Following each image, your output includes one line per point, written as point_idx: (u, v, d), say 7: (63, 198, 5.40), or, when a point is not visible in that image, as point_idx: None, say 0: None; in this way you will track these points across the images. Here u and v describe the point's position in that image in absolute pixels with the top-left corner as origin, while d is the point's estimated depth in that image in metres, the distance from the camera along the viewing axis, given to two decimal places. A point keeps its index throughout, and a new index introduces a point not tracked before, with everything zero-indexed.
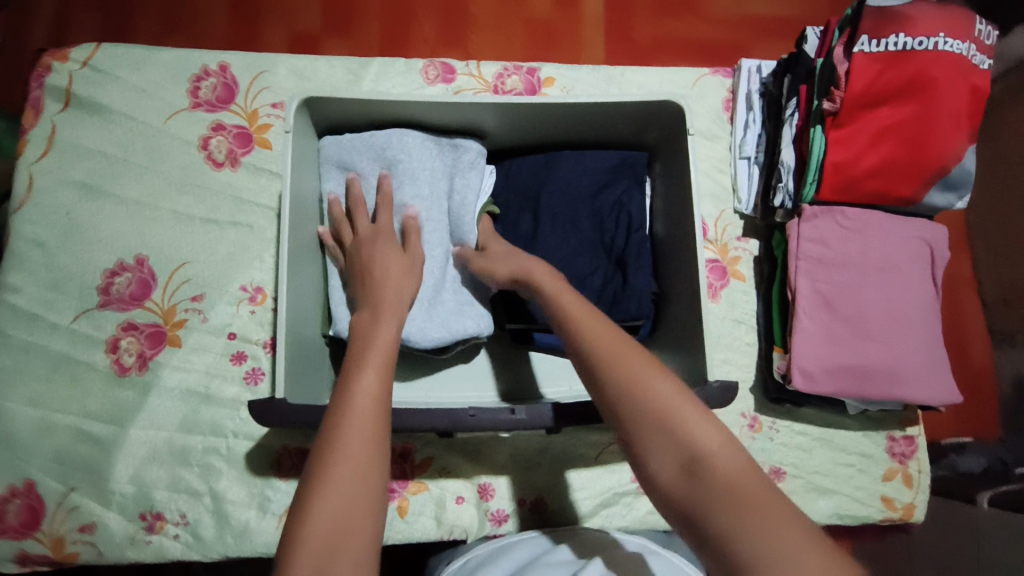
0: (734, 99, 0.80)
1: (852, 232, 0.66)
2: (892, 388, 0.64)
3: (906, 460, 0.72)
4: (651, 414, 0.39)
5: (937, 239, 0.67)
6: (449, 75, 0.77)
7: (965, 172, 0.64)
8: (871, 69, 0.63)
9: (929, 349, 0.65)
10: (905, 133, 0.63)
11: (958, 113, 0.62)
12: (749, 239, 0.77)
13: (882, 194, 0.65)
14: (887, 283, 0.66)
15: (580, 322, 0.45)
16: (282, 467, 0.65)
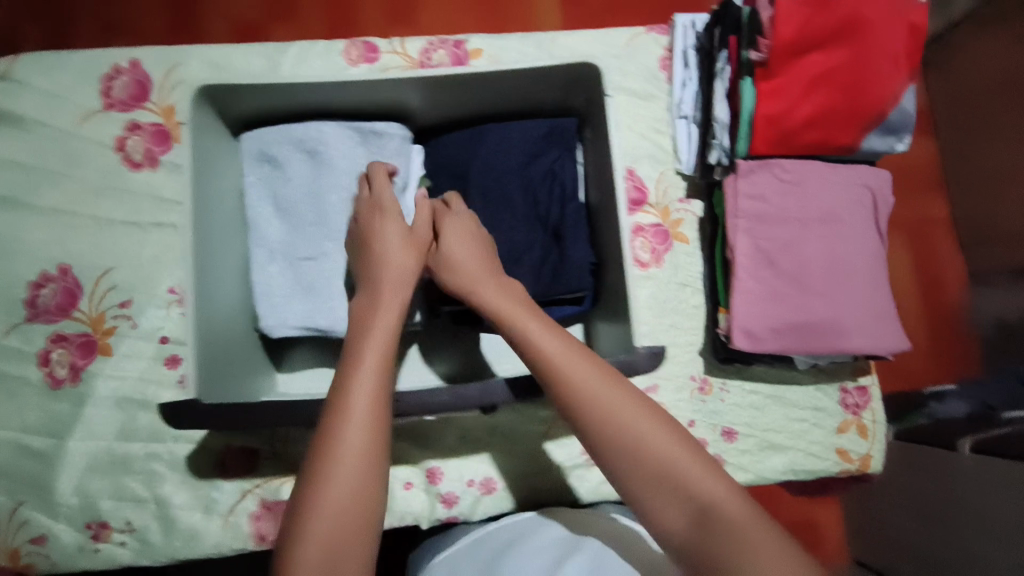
0: (672, 57, 0.77)
1: (790, 184, 0.64)
2: (838, 342, 0.62)
3: (860, 411, 0.71)
4: (652, 467, 0.42)
5: (877, 185, 0.66)
6: (371, 54, 0.74)
7: (903, 114, 0.61)
8: (800, 14, 0.59)
9: (874, 298, 0.64)
10: (838, 79, 0.60)
11: (892, 52, 0.59)
12: (691, 200, 0.75)
13: (820, 144, 0.62)
14: (828, 235, 0.64)
15: (573, 370, 0.46)
16: (226, 467, 0.64)
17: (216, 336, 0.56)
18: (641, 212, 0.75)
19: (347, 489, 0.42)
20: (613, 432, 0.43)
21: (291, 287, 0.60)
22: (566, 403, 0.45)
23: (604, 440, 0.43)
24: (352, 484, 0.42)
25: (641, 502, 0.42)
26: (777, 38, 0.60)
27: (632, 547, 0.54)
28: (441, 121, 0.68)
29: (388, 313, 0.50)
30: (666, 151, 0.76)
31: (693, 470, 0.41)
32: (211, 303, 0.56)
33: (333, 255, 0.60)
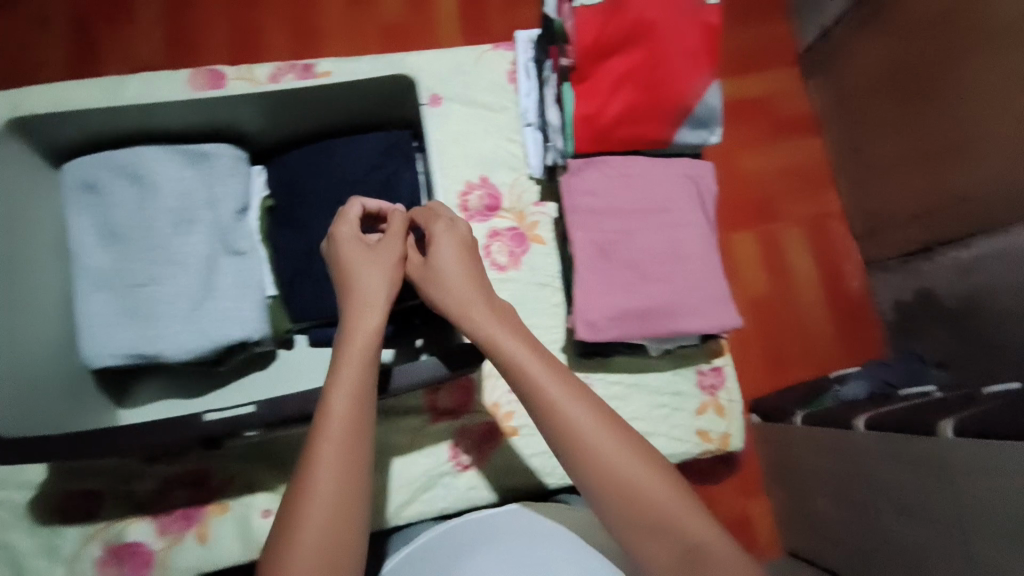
0: (517, 71, 0.80)
1: (619, 178, 0.68)
2: (670, 323, 0.66)
3: (717, 391, 0.76)
4: (638, 506, 0.45)
5: (700, 174, 0.71)
6: (217, 81, 0.76)
7: (709, 108, 0.67)
8: (599, 20, 0.64)
9: (704, 280, 0.68)
10: (642, 77, 0.64)
11: (689, 50, 0.64)
12: (545, 203, 0.78)
13: (638, 138, 0.67)
14: (658, 223, 0.68)
15: (563, 406, 0.47)
16: (67, 514, 0.64)
17: (26, 369, 0.57)
18: (495, 215, 0.77)
19: (321, 535, 0.42)
20: (605, 472, 0.45)
21: (116, 313, 0.60)
22: (561, 442, 0.47)
23: (594, 478, 0.45)
24: (326, 530, 0.42)
25: (634, 543, 0.44)
26: (582, 44, 0.64)
27: (618, 543, 0.55)
28: (278, 139, 0.69)
29: (363, 336, 0.49)
30: (518, 158, 0.79)
31: (686, 516, 0.44)
32: (15, 343, 0.56)
33: (165, 280, 0.60)
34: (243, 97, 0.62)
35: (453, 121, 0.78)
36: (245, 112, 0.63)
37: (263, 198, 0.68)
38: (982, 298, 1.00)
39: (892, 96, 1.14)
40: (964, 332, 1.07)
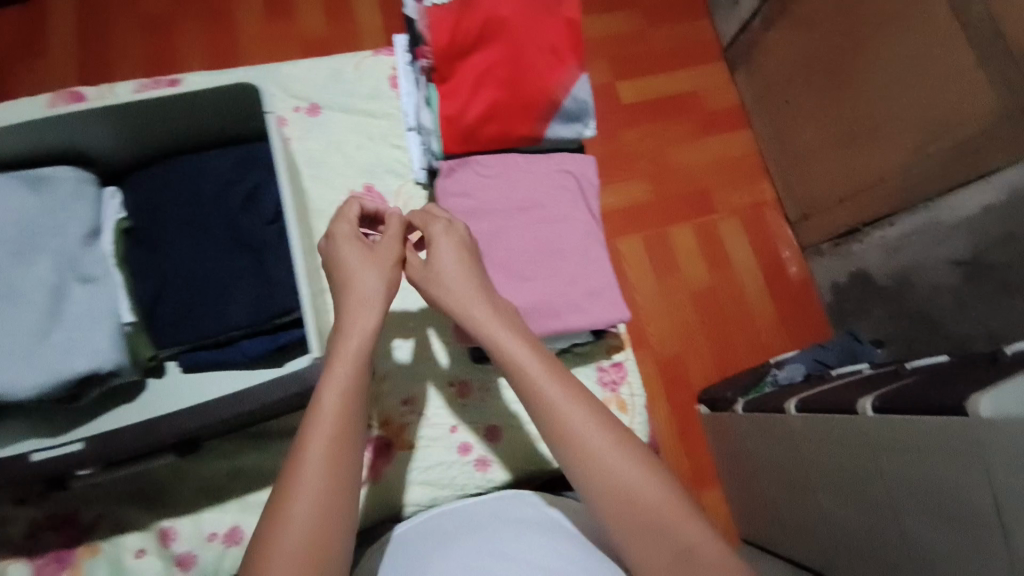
0: (398, 79, 1.03)
1: (488, 176, 0.90)
2: (553, 322, 0.84)
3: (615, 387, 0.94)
4: (643, 503, 0.67)
5: (569, 167, 0.93)
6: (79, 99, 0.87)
7: (559, 114, 0.91)
8: (454, 40, 0.88)
9: (576, 266, 0.87)
10: (489, 86, 0.89)
11: (540, 55, 0.89)
12: (431, 209, 0.98)
13: (494, 131, 0.91)
14: (531, 219, 0.89)
15: (641, 475, 0.68)
16: None
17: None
18: None
19: (312, 508, 0.65)
20: (614, 474, 0.68)
21: None
22: (587, 477, 0.69)
23: (596, 480, 0.69)
24: (314, 505, 0.66)
25: (650, 532, 0.66)
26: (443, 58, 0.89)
27: (635, 521, 0.67)
28: (138, 159, 0.90)
29: (349, 369, 0.75)
30: (402, 165, 1.00)
31: (683, 525, 0.66)
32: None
33: (7, 311, 0.75)
34: (94, 112, 0.80)
35: (335, 126, 1.01)
36: (101, 133, 0.84)
37: (118, 220, 0.85)
38: (912, 271, 1.32)
39: (810, 86, 1.48)
40: (903, 302, 1.36)
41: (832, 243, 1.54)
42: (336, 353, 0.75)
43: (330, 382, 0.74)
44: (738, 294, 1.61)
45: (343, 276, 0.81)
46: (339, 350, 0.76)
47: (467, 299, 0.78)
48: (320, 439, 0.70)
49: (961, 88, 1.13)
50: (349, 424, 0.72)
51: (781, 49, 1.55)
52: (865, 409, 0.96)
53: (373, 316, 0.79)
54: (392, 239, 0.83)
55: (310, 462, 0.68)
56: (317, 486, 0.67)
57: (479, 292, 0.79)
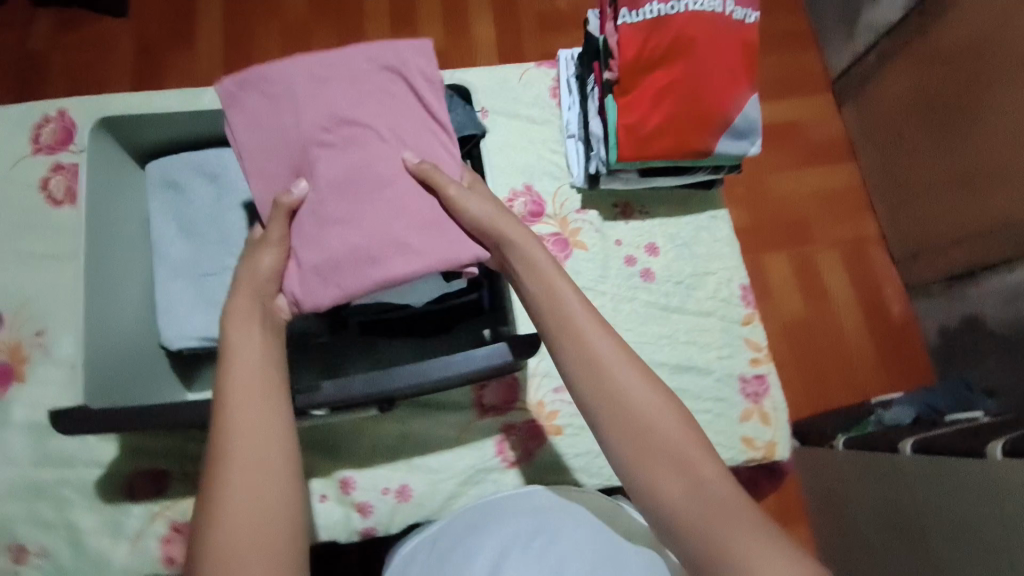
0: (560, 87, 0.84)
1: (278, 97, 0.56)
2: (376, 270, 0.53)
3: (761, 400, 0.75)
4: (701, 497, 0.44)
5: (399, 58, 0.58)
6: None
7: (748, 121, 0.69)
8: (639, 41, 0.68)
9: (399, 198, 0.55)
10: (680, 91, 0.67)
11: (726, 65, 0.67)
12: (587, 210, 0.80)
13: (676, 148, 0.69)
14: (345, 141, 0.55)
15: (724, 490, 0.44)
16: (133, 491, 0.66)
17: (111, 340, 0.59)
18: (540, 224, 0.79)
19: (239, 533, 0.44)
20: (662, 447, 0.46)
21: (192, 300, 0.63)
22: (653, 483, 0.46)
23: (665, 486, 0.45)
24: (240, 529, 0.44)
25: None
26: (623, 59, 0.69)
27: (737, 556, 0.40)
28: None
29: (247, 349, 0.51)
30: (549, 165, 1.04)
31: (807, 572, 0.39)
32: (106, 309, 0.59)
33: (236, 270, 0.64)
34: None
35: (504, 132, 0.81)
36: None
37: None
38: None
39: (925, 126, 1.45)
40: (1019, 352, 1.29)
41: (942, 283, 1.49)
42: (236, 356, 0.51)
43: (229, 386, 0.50)
44: (837, 330, 1.57)
45: (240, 258, 0.55)
46: (227, 355, 0.51)
47: (472, 206, 0.55)
48: (236, 467, 0.46)
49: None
50: (256, 427, 0.48)
51: (897, 80, 1.51)
52: (995, 455, 0.87)
53: (243, 292, 0.54)
54: (275, 215, 0.53)
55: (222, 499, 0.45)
56: (231, 516, 0.44)
57: (493, 202, 0.56)
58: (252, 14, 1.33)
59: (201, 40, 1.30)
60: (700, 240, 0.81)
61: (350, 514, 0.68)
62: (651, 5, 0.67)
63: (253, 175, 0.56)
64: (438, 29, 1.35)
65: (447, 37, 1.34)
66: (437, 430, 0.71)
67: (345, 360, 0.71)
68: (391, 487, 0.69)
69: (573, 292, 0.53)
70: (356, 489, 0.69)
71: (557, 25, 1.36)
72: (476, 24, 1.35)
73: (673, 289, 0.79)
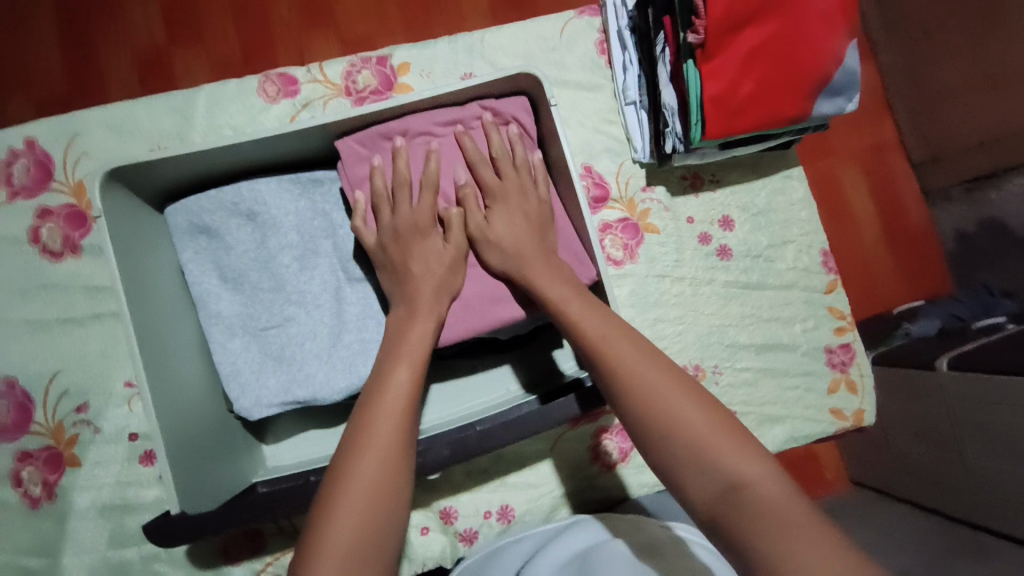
0: (608, 40, 0.73)
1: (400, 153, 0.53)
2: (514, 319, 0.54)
3: (847, 367, 0.73)
4: (741, 506, 0.39)
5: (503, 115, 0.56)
6: (291, 87, 0.69)
7: (847, 74, 0.61)
8: None
9: None
10: (775, 52, 0.59)
11: (825, 10, 0.58)
12: (655, 187, 0.73)
13: (771, 117, 0.61)
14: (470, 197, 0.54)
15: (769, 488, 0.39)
16: (230, 554, 0.63)
17: (184, 423, 0.54)
18: (607, 208, 0.72)
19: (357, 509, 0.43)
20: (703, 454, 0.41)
21: (259, 360, 0.57)
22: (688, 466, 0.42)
23: (701, 472, 0.41)
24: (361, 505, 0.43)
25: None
26: (710, 16, 0.58)
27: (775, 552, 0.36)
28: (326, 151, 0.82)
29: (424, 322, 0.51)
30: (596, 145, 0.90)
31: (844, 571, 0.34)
32: (171, 390, 0.53)
33: (299, 318, 0.57)
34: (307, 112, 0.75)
35: None
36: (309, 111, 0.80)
37: None
38: None
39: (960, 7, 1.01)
40: None
41: (965, 184, 1.08)
42: (409, 329, 0.51)
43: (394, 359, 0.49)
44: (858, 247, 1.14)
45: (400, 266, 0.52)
46: (406, 323, 0.51)
47: (515, 239, 0.53)
48: (379, 440, 0.45)
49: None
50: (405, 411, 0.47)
51: None
52: None
53: (436, 269, 0.52)
54: (426, 195, 0.53)
55: (356, 469, 0.44)
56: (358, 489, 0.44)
57: (526, 228, 0.53)
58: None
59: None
60: (776, 204, 0.75)
61: (454, 544, 0.67)
62: None
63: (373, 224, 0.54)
64: None
65: None
66: (529, 446, 0.69)
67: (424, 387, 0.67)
68: (492, 509, 0.68)
69: (595, 307, 0.49)
70: (459, 517, 0.67)
71: None
72: None
73: (751, 264, 0.74)
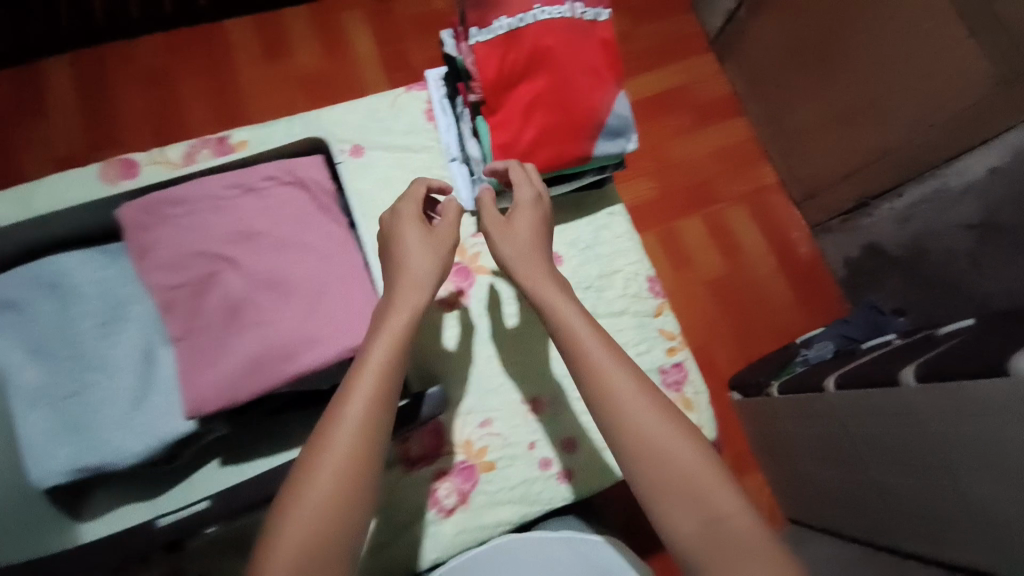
0: (433, 109, 0.82)
1: (186, 220, 0.58)
2: (296, 363, 0.55)
3: (681, 386, 0.76)
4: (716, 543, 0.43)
5: (293, 174, 0.61)
6: (131, 169, 0.75)
7: (620, 118, 0.69)
8: (495, 55, 0.65)
9: (307, 295, 0.58)
10: (549, 102, 0.66)
11: (586, 65, 0.66)
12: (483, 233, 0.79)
13: (558, 159, 0.67)
14: (251, 255, 0.58)
15: (741, 516, 0.44)
16: None
17: None
18: None
19: (315, 530, 0.44)
20: (688, 488, 0.45)
21: (55, 430, 0.57)
22: (664, 489, 0.45)
23: (680, 496, 0.45)
24: (318, 524, 0.44)
25: None
26: (485, 79, 0.65)
27: None
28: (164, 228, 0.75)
29: (391, 334, 0.53)
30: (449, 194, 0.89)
31: None
32: None
33: (99, 384, 0.59)
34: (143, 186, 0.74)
35: (378, 167, 0.78)
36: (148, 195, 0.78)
37: None
38: (922, 240, 1.00)
39: (801, 68, 1.14)
40: (919, 271, 1.03)
41: (838, 217, 1.18)
42: (381, 334, 0.53)
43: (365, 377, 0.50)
44: (751, 283, 1.23)
45: (394, 262, 0.58)
46: (381, 336, 0.53)
47: (512, 241, 0.59)
48: (334, 460, 0.46)
49: (935, 46, 0.88)
50: (365, 438, 0.47)
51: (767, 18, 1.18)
52: (908, 381, 0.65)
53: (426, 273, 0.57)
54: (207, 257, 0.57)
55: (321, 481, 0.45)
56: (320, 504, 0.45)
57: (531, 236, 0.59)
58: (101, 64, 1.10)
59: (54, 101, 1.07)
60: (602, 240, 0.81)
61: None
62: (506, 20, 0.64)
63: (157, 286, 0.56)
64: (318, 48, 1.16)
65: (328, 59, 1.16)
66: None
67: (245, 443, 0.68)
68: None
69: (578, 321, 0.53)
70: None
71: (444, 20, 1.21)
72: (360, 38, 1.18)
73: (582, 296, 0.78)
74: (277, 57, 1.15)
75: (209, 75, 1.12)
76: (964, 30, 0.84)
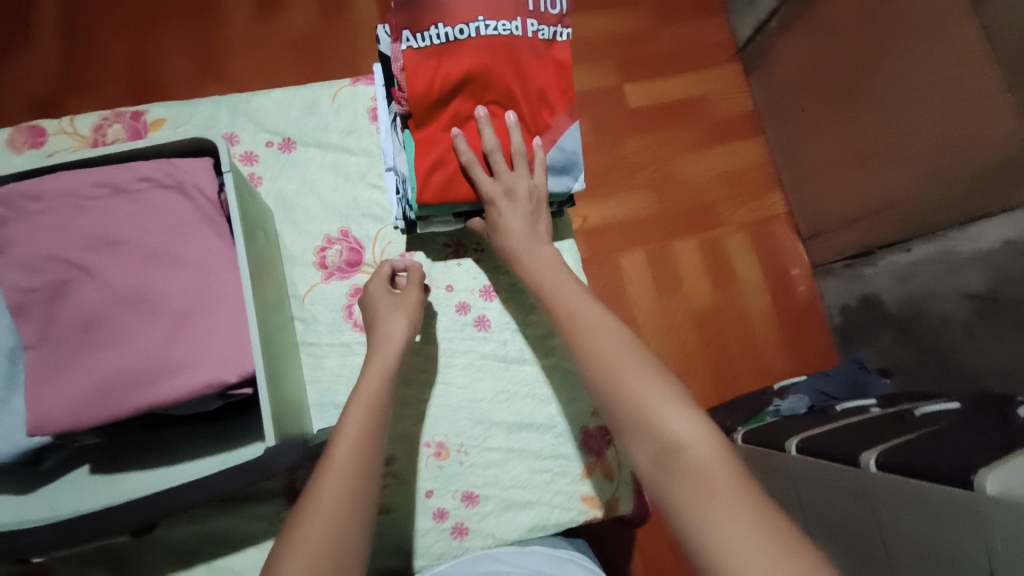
0: (377, 107, 0.73)
1: (42, 218, 0.50)
2: (147, 394, 0.49)
3: (603, 452, 0.69)
4: (674, 469, 0.42)
5: (177, 178, 0.53)
6: (38, 138, 0.68)
7: (566, 153, 0.62)
8: (426, 66, 0.57)
9: (174, 315, 0.50)
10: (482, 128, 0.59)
11: (528, 92, 0.59)
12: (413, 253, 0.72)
13: None
14: (116, 265, 0.51)
15: (698, 437, 0.43)
16: None
17: None
18: (360, 273, 0.70)
19: (335, 497, 0.46)
20: (644, 415, 0.45)
21: None
22: (621, 408, 0.46)
23: (635, 414, 0.45)
24: (337, 492, 0.46)
25: (698, 526, 0.39)
26: (413, 90, 0.58)
27: (703, 504, 0.40)
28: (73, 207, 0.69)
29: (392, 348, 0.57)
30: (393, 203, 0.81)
31: (740, 517, 0.38)
32: None
33: None
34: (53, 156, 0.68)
35: (307, 168, 0.72)
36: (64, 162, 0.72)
37: None
38: (920, 299, 0.89)
39: (823, 96, 1.01)
40: (914, 335, 0.92)
41: (842, 261, 1.07)
42: (375, 352, 0.57)
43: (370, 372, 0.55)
44: (740, 320, 1.12)
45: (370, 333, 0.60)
46: (375, 356, 0.57)
47: (510, 221, 0.60)
48: (347, 439, 0.50)
49: (961, 96, 0.76)
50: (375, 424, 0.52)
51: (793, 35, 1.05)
52: (867, 465, 0.57)
53: (401, 327, 0.59)
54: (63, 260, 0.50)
55: (334, 462, 0.49)
56: (338, 481, 0.47)
57: (525, 218, 0.60)
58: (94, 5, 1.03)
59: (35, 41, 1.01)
60: None
61: None
62: (443, 29, 0.57)
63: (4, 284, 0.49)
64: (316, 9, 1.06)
65: (326, 23, 1.05)
66: (241, 526, 0.65)
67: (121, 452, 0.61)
68: None
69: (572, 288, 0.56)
70: None
71: None
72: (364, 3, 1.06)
73: (510, 336, 0.72)
74: (270, 17, 1.05)
75: (193, 28, 1.03)
76: (1001, 82, 0.71)
